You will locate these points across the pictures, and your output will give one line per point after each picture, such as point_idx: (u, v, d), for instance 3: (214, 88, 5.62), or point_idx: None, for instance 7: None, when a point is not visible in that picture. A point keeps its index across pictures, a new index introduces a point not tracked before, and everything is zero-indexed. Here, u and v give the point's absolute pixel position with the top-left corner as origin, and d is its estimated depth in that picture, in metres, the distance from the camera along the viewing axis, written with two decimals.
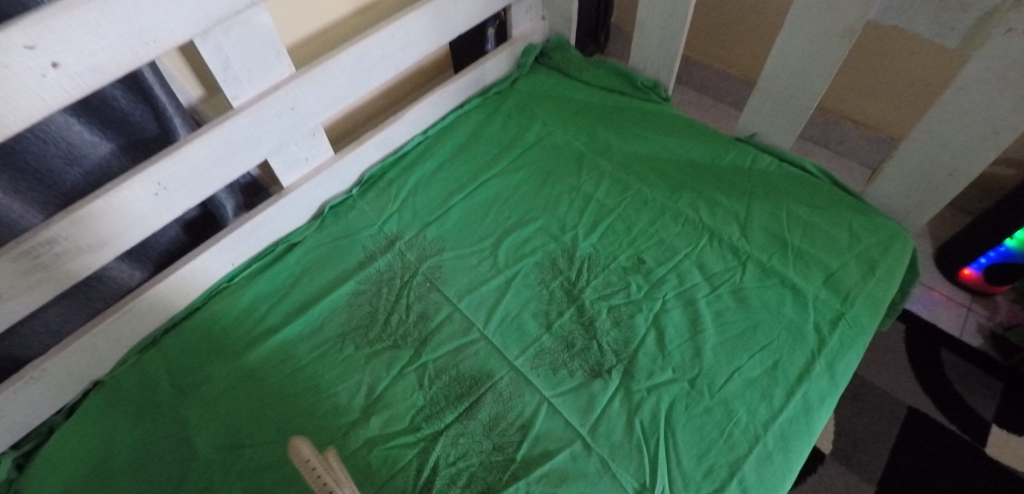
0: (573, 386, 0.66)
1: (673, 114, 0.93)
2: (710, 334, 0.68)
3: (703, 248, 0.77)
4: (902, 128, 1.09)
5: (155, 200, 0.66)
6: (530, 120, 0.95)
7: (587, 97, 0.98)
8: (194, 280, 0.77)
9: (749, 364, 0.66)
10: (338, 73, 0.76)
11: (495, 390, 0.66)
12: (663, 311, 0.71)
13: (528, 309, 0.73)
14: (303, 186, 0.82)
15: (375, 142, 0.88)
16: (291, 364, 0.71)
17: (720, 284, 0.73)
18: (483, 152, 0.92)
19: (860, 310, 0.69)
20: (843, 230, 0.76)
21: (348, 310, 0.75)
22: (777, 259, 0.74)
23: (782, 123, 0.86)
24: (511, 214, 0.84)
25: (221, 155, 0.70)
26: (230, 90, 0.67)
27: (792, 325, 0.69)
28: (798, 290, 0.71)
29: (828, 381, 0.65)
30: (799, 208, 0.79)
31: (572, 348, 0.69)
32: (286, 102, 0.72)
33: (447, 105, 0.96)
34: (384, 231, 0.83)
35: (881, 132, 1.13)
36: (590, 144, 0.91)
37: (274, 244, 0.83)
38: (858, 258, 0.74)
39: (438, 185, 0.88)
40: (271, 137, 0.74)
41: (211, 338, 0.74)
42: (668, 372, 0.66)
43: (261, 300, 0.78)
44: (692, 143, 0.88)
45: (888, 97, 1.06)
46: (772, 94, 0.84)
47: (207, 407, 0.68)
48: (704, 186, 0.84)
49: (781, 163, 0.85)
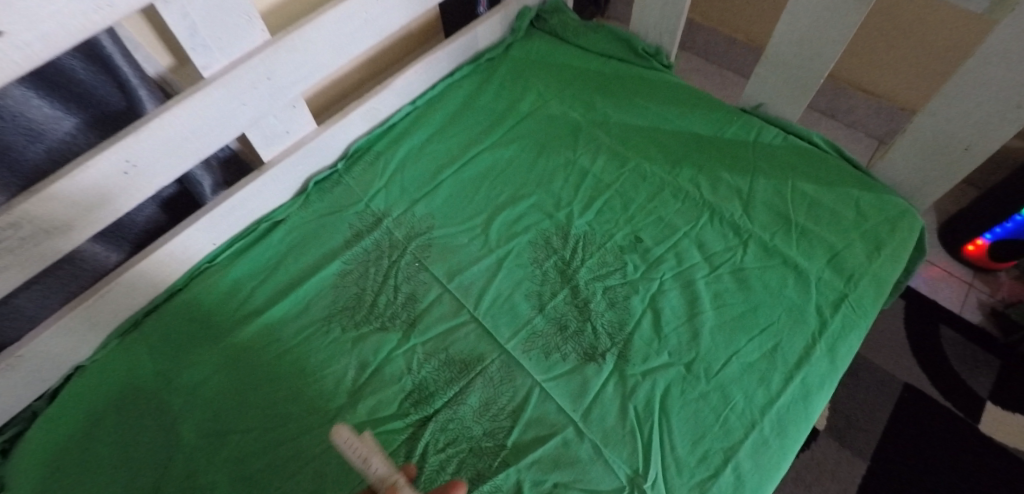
0: (566, 370, 0.64)
1: (674, 82, 0.88)
2: (708, 317, 0.66)
3: (703, 226, 0.74)
4: (914, 97, 1.05)
5: (124, 178, 0.63)
6: (524, 89, 0.91)
7: (585, 64, 0.92)
8: (173, 260, 0.74)
9: (748, 347, 0.64)
10: (317, 39, 0.71)
11: (486, 375, 0.64)
12: (660, 292, 0.69)
13: (520, 290, 0.70)
14: (285, 161, 0.78)
15: (360, 114, 0.84)
16: (276, 348, 0.69)
17: (719, 264, 0.70)
18: (475, 123, 0.87)
19: (864, 291, 0.67)
20: (849, 208, 0.73)
21: (334, 291, 0.73)
22: (780, 238, 0.72)
23: (789, 93, 0.82)
24: (504, 190, 0.80)
25: (193, 130, 0.66)
26: (199, 58, 0.63)
27: (793, 307, 0.66)
28: (800, 271, 0.69)
29: (829, 365, 0.63)
30: (803, 184, 0.75)
31: (566, 330, 0.67)
32: (262, 71, 0.68)
33: (437, 73, 0.91)
34: (371, 208, 0.80)
35: (890, 101, 1.09)
36: (587, 115, 0.87)
37: (257, 222, 0.80)
38: (864, 236, 0.71)
39: (428, 159, 0.84)
40: (247, 109, 0.70)
41: (194, 321, 0.72)
42: (664, 356, 0.64)
43: (245, 281, 0.76)
44: (694, 113, 0.84)
45: (900, 65, 1.02)
46: (781, 61, 0.79)
47: (191, 393, 0.67)
48: (706, 160, 0.80)
49: (787, 135, 0.81)
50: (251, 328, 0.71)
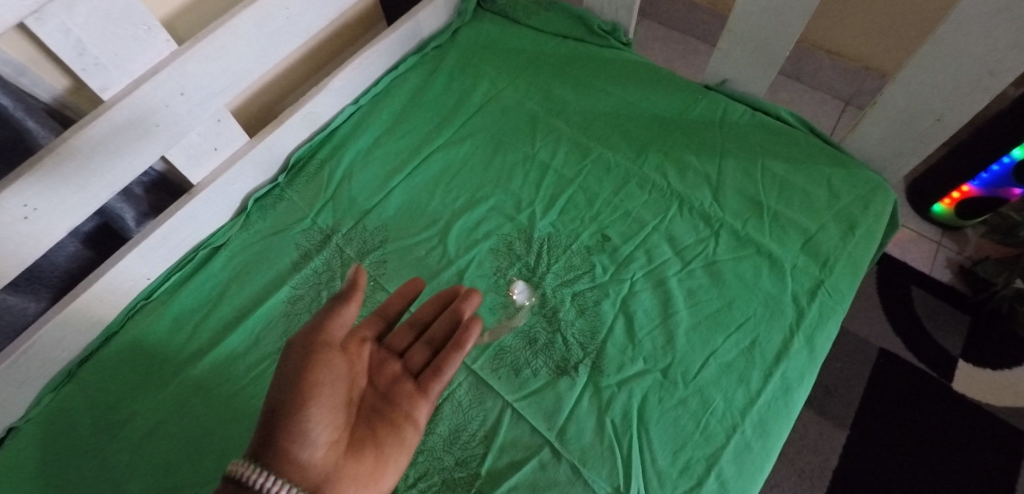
0: (539, 387, 0.61)
1: (634, 60, 0.82)
2: (682, 317, 0.63)
3: (672, 219, 0.70)
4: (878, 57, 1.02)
5: (26, 225, 0.55)
6: (475, 78, 0.84)
7: (538, 46, 0.86)
8: (104, 301, 0.68)
9: (725, 346, 0.61)
10: (235, 44, 0.63)
11: (453, 400, 0.61)
12: (631, 294, 0.65)
13: (485, 303, 0.66)
14: (216, 181, 0.71)
15: (297, 120, 0.76)
16: (227, 389, 0.65)
17: (691, 258, 0.67)
18: (424, 121, 0.81)
19: (840, 274, 0.64)
20: (820, 186, 0.70)
21: (285, 320, 0.68)
22: (753, 225, 0.68)
23: (755, 66, 0.78)
24: (460, 193, 0.75)
25: (102, 161, 0.58)
26: (94, 79, 0.56)
27: (769, 299, 0.64)
28: (774, 259, 0.66)
29: (808, 357, 0.60)
30: (773, 165, 0.72)
31: (535, 344, 0.63)
32: (175, 87, 0.60)
33: (379, 67, 0.84)
34: (319, 224, 0.74)
35: (855, 62, 1.05)
36: (545, 103, 0.81)
37: (194, 250, 0.74)
38: (837, 216, 0.68)
39: (376, 164, 0.78)
40: (162, 130, 0.62)
41: (135, 366, 0.67)
42: (639, 363, 0.61)
43: (187, 316, 0.70)
44: (657, 94, 0.79)
45: (864, 24, 0.98)
46: (745, 34, 0.75)
47: (138, 447, 0.62)
48: (671, 144, 0.75)
49: (754, 112, 0.77)
50: (198, 369, 0.66)
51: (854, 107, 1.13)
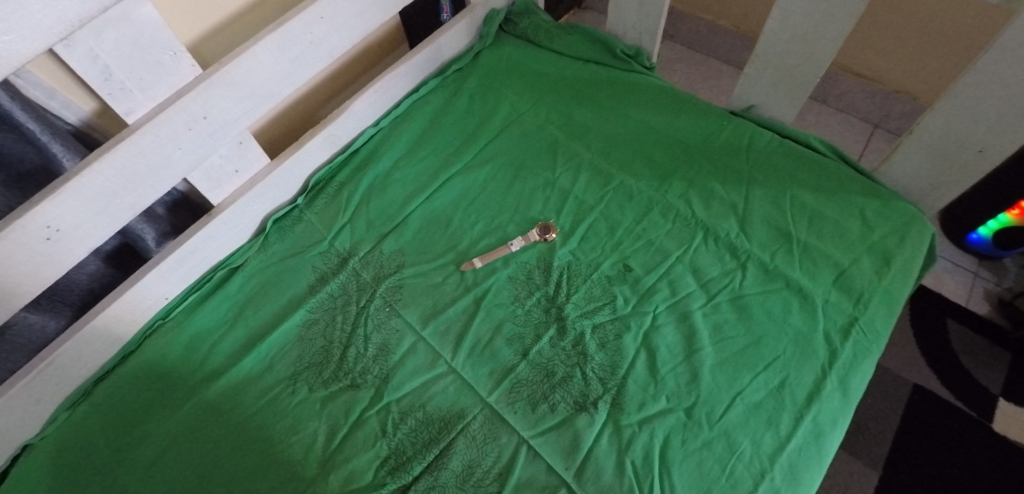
0: (556, 423, 0.58)
1: (658, 84, 0.81)
2: (707, 354, 0.60)
3: (696, 249, 0.68)
4: (909, 81, 0.99)
5: (47, 246, 0.55)
6: (496, 101, 0.84)
7: (560, 70, 0.85)
8: (122, 321, 0.68)
9: (752, 386, 0.58)
10: (257, 69, 0.64)
11: (467, 434, 0.59)
12: (654, 328, 0.63)
13: (501, 333, 0.64)
14: (236, 203, 0.71)
15: (318, 142, 0.76)
16: (239, 413, 0.64)
17: (717, 292, 0.64)
18: (444, 144, 0.81)
19: (875, 312, 0.61)
20: (853, 218, 0.67)
21: (299, 345, 0.67)
22: (781, 258, 0.66)
23: (784, 92, 0.76)
24: (479, 218, 0.74)
25: (123, 184, 0.58)
26: (120, 104, 0.56)
27: (799, 337, 0.61)
28: (805, 294, 0.63)
29: (841, 400, 0.57)
30: (803, 195, 0.69)
31: (553, 377, 0.61)
32: (198, 111, 0.60)
33: (400, 90, 0.84)
34: (336, 247, 0.73)
35: (885, 85, 1.02)
36: (566, 128, 0.80)
37: (213, 270, 0.74)
38: (872, 250, 0.65)
39: (395, 187, 0.77)
40: (184, 153, 0.62)
41: (149, 387, 0.66)
42: (661, 402, 0.58)
43: (202, 338, 0.69)
44: (682, 120, 0.77)
45: (896, 46, 0.95)
46: (773, 60, 0.73)
47: (148, 470, 0.61)
48: (696, 172, 0.73)
49: (783, 139, 0.75)
50: (212, 392, 0.65)
51: (883, 131, 1.09)
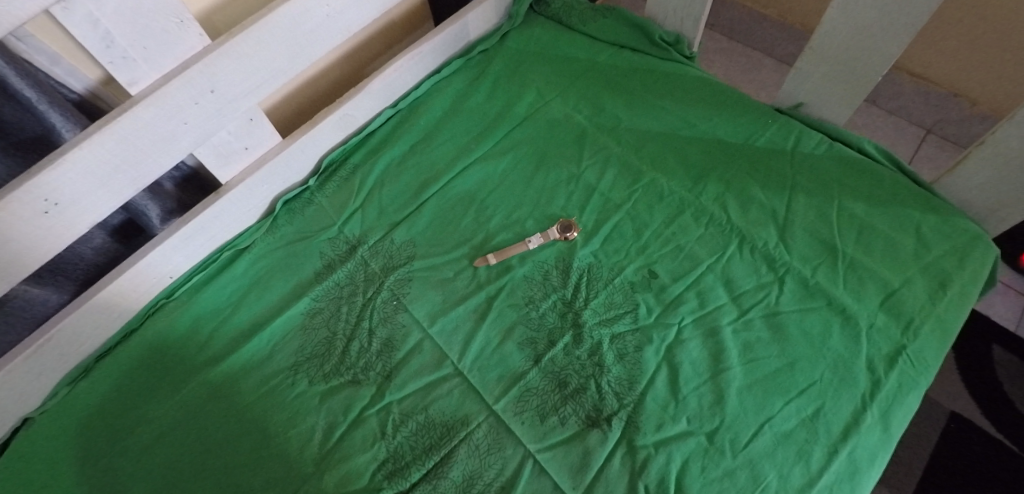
0: (565, 438, 0.55)
1: (698, 75, 0.75)
2: (735, 375, 0.55)
3: (730, 258, 0.62)
4: (970, 85, 0.90)
5: (46, 218, 0.53)
6: (522, 86, 0.79)
7: (592, 56, 0.80)
8: (124, 298, 0.65)
9: (783, 413, 0.53)
10: (269, 41, 0.60)
11: (470, 442, 0.55)
12: (677, 343, 0.58)
13: (513, 337, 0.60)
14: (244, 182, 0.68)
15: (332, 122, 0.73)
16: (239, 401, 0.61)
17: (749, 307, 0.59)
18: (464, 130, 0.76)
19: (926, 341, 0.55)
20: (907, 234, 0.61)
21: (302, 334, 0.64)
22: (823, 274, 0.60)
23: (838, 91, 0.69)
24: (496, 211, 0.70)
25: (125, 158, 0.55)
26: (123, 72, 0.53)
27: (838, 362, 0.55)
28: (848, 315, 0.57)
29: (881, 435, 0.52)
30: (852, 205, 0.63)
31: (565, 388, 0.57)
32: (205, 84, 0.57)
33: (421, 70, 0.79)
34: (345, 233, 0.70)
35: (943, 87, 0.94)
36: (595, 118, 0.75)
37: (219, 250, 0.71)
38: (926, 272, 0.59)
39: (410, 173, 0.73)
40: (190, 128, 0.59)
41: (150, 367, 0.64)
42: (681, 423, 0.54)
43: (205, 320, 0.67)
44: (722, 116, 0.71)
45: (959, 46, 0.86)
46: (829, 54, 0.66)
47: (145, 454, 0.60)
48: (735, 173, 0.68)
49: (833, 142, 0.68)
50: (212, 377, 0.63)
51: (936, 136, 1.01)
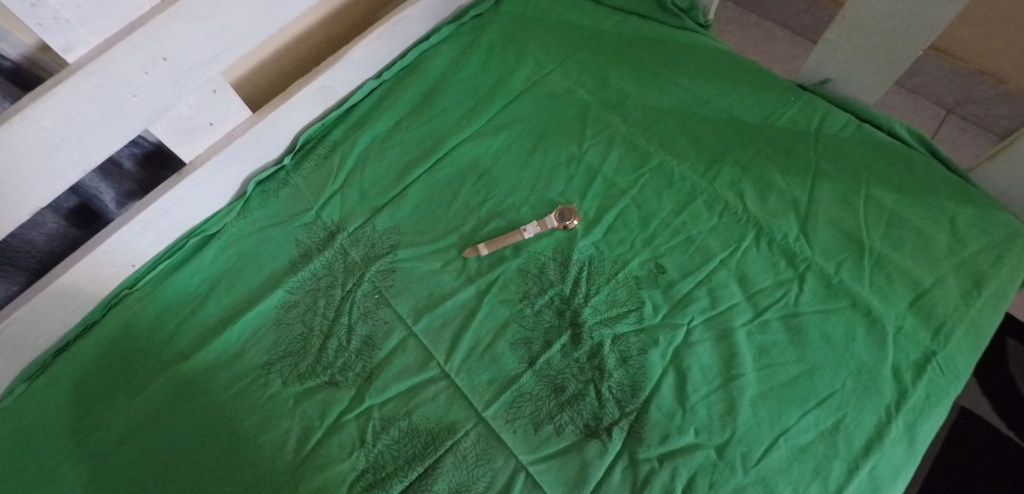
0: (561, 449, 0.50)
1: (714, 46, 0.68)
2: (748, 383, 0.51)
3: (746, 252, 0.57)
4: (999, 63, 0.82)
5: None
6: (519, 56, 0.71)
7: (596, 23, 0.72)
8: (82, 289, 0.59)
9: (801, 425, 0.49)
10: (230, 1, 0.52)
11: (457, 452, 0.51)
12: (686, 346, 0.53)
13: (505, 336, 0.55)
14: (210, 161, 0.62)
15: (309, 94, 0.66)
16: (207, 402, 0.56)
17: (766, 306, 0.54)
18: (454, 105, 0.69)
19: (958, 347, 0.50)
20: (941, 227, 0.55)
21: (275, 330, 0.59)
22: (848, 271, 0.54)
23: (870, 66, 0.62)
24: (487, 196, 0.63)
25: (67, 135, 0.48)
26: (55, 35, 0.45)
27: (862, 370, 0.50)
28: (874, 318, 0.52)
29: (905, 450, 0.48)
30: (880, 193, 0.57)
31: (562, 394, 0.52)
32: (156, 50, 0.50)
33: (408, 37, 0.72)
34: (323, 219, 0.64)
35: (968, 64, 0.85)
36: (599, 93, 0.68)
37: (186, 235, 0.65)
38: (960, 269, 0.53)
39: (394, 152, 0.67)
40: (142, 101, 0.52)
41: (112, 365, 0.59)
42: (688, 435, 0.49)
43: (171, 312, 0.61)
44: (740, 92, 0.65)
45: (990, 17, 0.78)
46: (863, 24, 0.59)
47: (107, 459, 0.55)
48: (753, 157, 0.61)
49: (861, 123, 0.62)
50: (178, 376, 0.58)
51: (957, 116, 0.93)
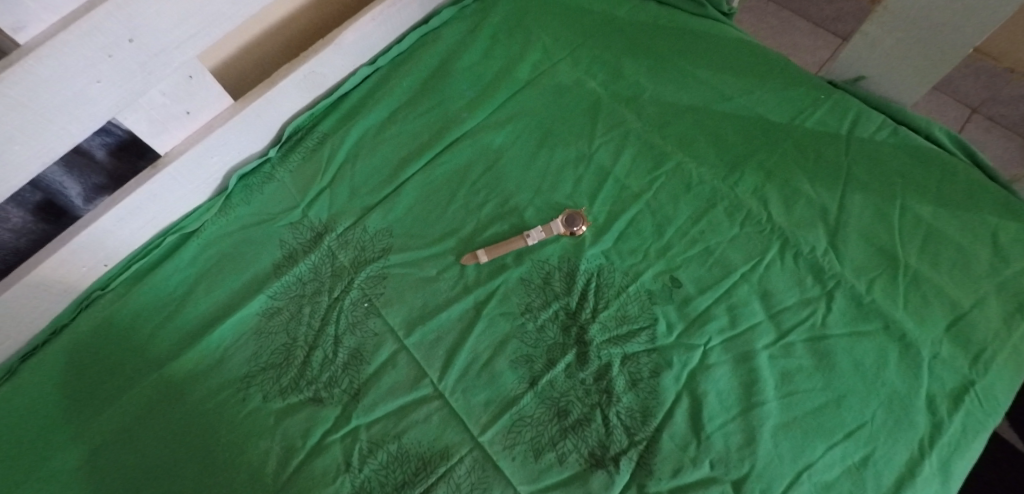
0: (564, 479, 0.46)
1: (738, 38, 0.62)
2: (770, 412, 0.46)
3: (769, 266, 0.52)
4: None
5: None
6: (526, 43, 0.66)
7: (609, 9, 0.66)
8: (48, 292, 0.55)
9: (826, 460, 0.44)
10: None
11: (451, 480, 0.46)
12: (702, 369, 0.48)
13: (505, 353, 0.51)
14: (187, 153, 0.57)
15: (296, 82, 0.61)
16: (182, 416, 0.52)
17: (791, 327, 0.49)
18: (454, 95, 0.64)
19: (999, 376, 0.46)
20: (982, 243, 0.50)
21: (256, 339, 0.54)
22: (880, 290, 0.50)
23: (909, 64, 0.56)
24: (488, 197, 0.59)
25: (19, 125, 0.43)
26: (3, 12, 0.40)
27: (894, 399, 0.46)
28: (908, 343, 0.48)
29: (939, 489, 0.43)
30: (917, 204, 0.52)
31: (566, 418, 0.48)
32: (120, 31, 0.44)
33: (405, 21, 0.67)
34: (310, 218, 0.59)
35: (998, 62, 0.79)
36: (612, 86, 0.63)
37: (163, 233, 0.61)
38: (1003, 290, 0.49)
39: (388, 146, 0.62)
40: (107, 88, 0.47)
41: (80, 373, 0.54)
42: (703, 468, 0.45)
43: (144, 316, 0.57)
44: (765, 89, 0.59)
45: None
46: (907, 17, 0.53)
47: (73, 476, 0.50)
48: (779, 161, 0.56)
49: (897, 126, 0.56)
50: (152, 387, 0.53)
51: (983, 117, 0.84)
